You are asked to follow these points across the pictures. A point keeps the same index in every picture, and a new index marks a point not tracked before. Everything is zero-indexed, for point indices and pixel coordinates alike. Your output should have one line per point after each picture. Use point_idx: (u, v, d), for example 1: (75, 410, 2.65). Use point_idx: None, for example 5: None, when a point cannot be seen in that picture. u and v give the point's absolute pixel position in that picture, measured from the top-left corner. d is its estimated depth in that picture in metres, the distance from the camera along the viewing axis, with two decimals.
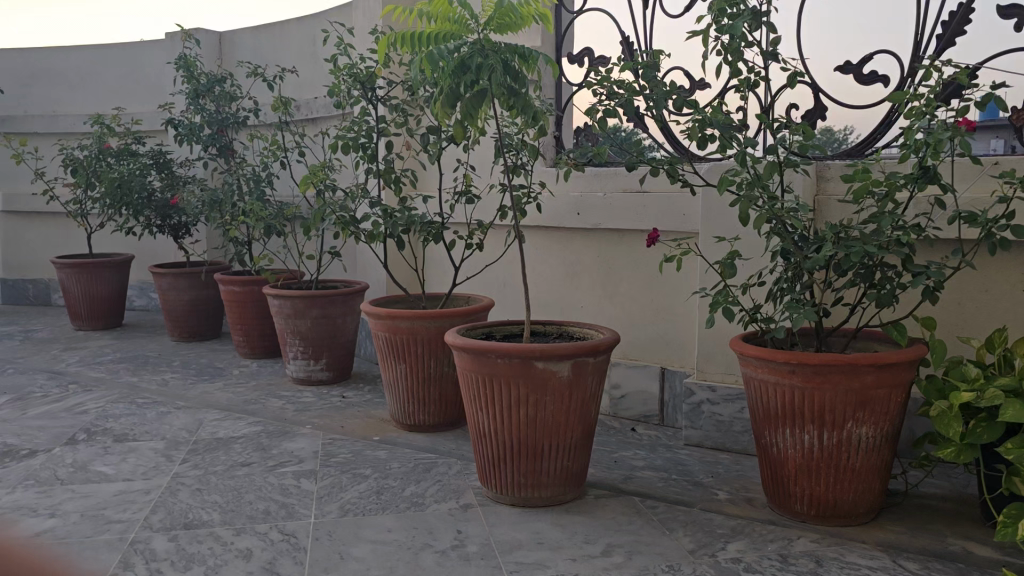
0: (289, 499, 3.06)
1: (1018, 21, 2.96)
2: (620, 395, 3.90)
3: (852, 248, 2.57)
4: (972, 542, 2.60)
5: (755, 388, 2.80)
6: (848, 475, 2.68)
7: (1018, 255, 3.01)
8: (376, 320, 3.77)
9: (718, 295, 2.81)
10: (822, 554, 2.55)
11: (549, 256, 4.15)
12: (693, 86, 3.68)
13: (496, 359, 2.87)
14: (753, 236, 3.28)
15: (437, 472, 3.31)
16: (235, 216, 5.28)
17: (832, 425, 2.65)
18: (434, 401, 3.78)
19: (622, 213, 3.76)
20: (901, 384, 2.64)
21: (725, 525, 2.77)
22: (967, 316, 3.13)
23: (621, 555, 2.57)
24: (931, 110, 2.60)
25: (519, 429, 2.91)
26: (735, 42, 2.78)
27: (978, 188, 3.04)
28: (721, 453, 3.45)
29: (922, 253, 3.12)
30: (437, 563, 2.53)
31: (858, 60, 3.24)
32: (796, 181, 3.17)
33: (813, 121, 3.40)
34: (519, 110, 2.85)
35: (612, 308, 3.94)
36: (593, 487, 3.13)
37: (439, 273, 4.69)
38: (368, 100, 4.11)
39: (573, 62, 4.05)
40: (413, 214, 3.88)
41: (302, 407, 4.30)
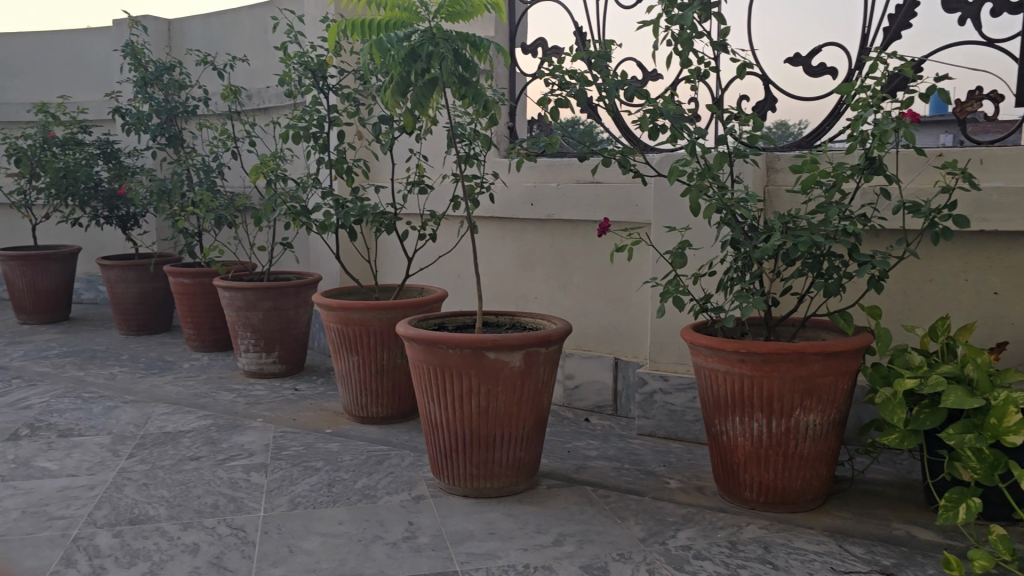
0: (238, 493, 3.01)
1: (962, 15, 3.02)
2: (574, 384, 3.91)
3: (799, 238, 2.60)
4: (915, 526, 2.65)
5: (705, 377, 2.82)
6: (797, 462, 2.71)
7: (961, 244, 3.08)
8: (329, 311, 3.73)
9: (668, 284, 2.81)
10: (770, 540, 2.58)
11: (503, 246, 4.14)
12: (645, 77, 3.68)
13: (447, 349, 2.85)
14: (703, 226, 3.31)
15: (389, 464, 3.28)
16: (185, 206, 5.18)
17: (780, 413, 2.68)
18: (388, 393, 3.75)
19: (575, 203, 3.76)
20: (847, 372, 2.68)
21: (676, 513, 2.80)
22: (911, 305, 3.19)
23: (572, 544, 2.58)
24: (876, 102, 2.63)
25: (471, 420, 2.90)
26: (686, 33, 2.78)
27: (923, 180, 3.09)
28: (673, 442, 3.47)
29: (867, 243, 3.17)
30: (387, 555, 2.52)
31: (807, 53, 3.28)
32: (745, 172, 3.20)
33: (764, 113, 3.43)
34: (471, 100, 2.82)
35: (565, 299, 3.95)
36: (546, 477, 3.14)
37: (392, 263, 4.66)
38: (320, 90, 4.03)
39: (527, 52, 4.04)
40: (366, 204, 3.84)
41: (253, 401, 4.24)
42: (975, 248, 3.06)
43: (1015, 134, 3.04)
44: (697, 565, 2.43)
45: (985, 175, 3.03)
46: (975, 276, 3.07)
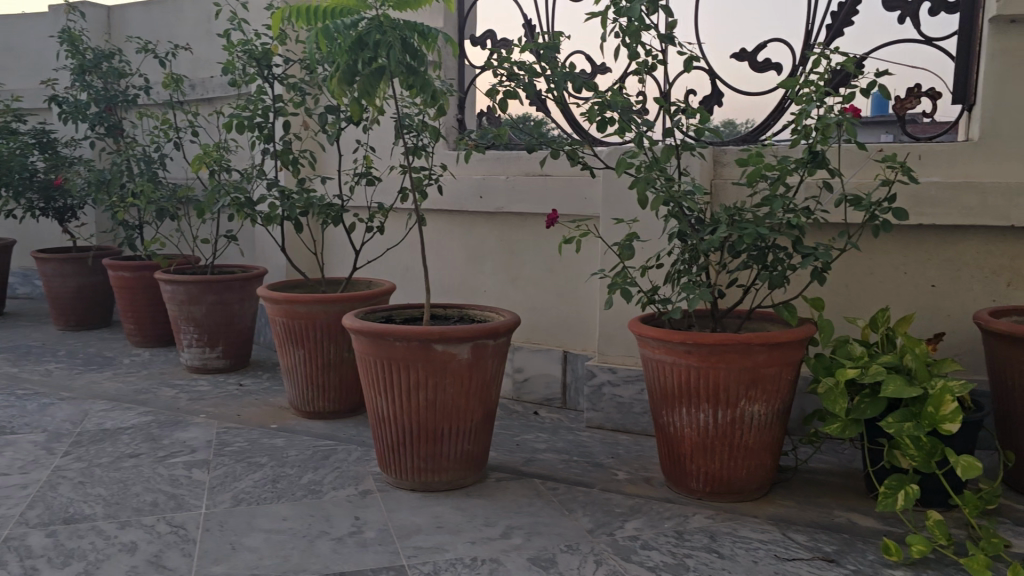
0: (179, 490, 2.94)
1: (901, 14, 3.09)
2: (523, 378, 3.91)
3: (745, 230, 2.62)
4: (856, 514, 2.70)
5: (652, 368, 2.83)
6: (742, 452, 2.74)
7: (901, 236, 3.15)
8: (274, 305, 3.66)
9: (616, 276, 2.81)
10: (715, 530, 2.60)
11: (451, 239, 4.11)
12: (594, 70, 3.69)
13: (394, 342, 2.81)
14: (651, 218, 3.33)
15: (336, 459, 3.24)
16: (124, 197, 5.04)
17: (726, 404, 2.70)
18: (334, 387, 3.70)
19: (524, 196, 3.75)
20: (791, 362, 2.71)
21: (624, 504, 2.81)
22: (853, 297, 3.25)
23: (520, 536, 2.57)
24: (818, 96, 2.67)
25: (418, 413, 2.87)
26: (633, 25, 2.79)
27: (863, 174, 3.15)
28: (621, 434, 3.49)
29: (810, 236, 3.22)
30: (332, 550, 2.48)
31: (752, 48, 3.32)
32: (692, 165, 3.22)
33: (711, 108, 3.46)
34: (419, 90, 2.78)
35: (514, 292, 3.94)
36: (494, 470, 3.12)
37: (339, 256, 4.60)
38: (264, 79, 3.94)
39: (476, 44, 4.01)
40: (312, 195, 3.78)
41: (195, 396, 4.14)
42: (913, 241, 3.13)
43: (949, 133, 3.17)
44: (644, 555, 2.44)
45: (923, 170, 3.10)
46: (913, 268, 3.15)
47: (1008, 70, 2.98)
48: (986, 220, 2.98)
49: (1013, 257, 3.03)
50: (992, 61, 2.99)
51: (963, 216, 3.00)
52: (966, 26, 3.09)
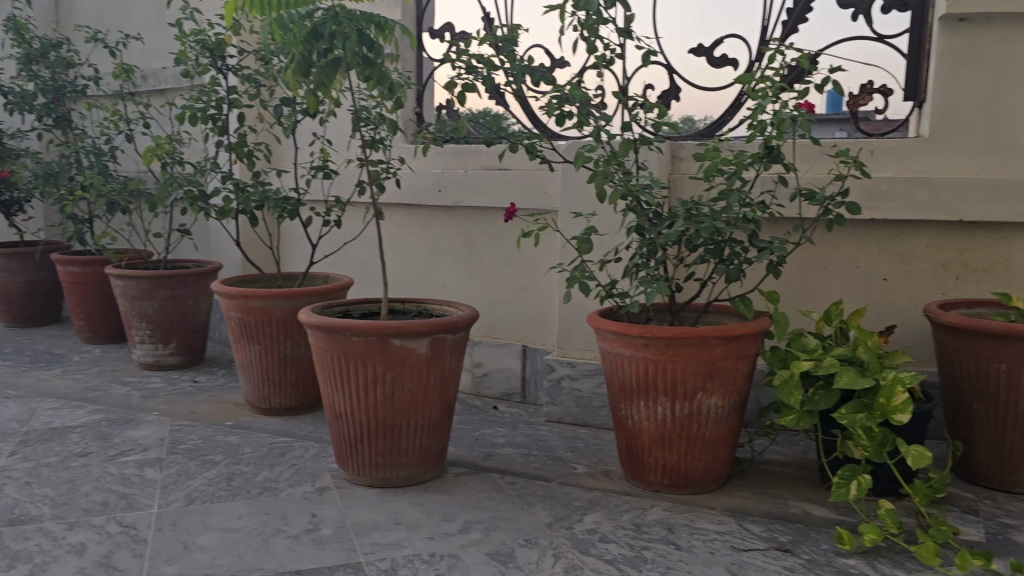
0: (130, 490, 2.87)
1: (854, 11, 3.13)
2: (482, 372, 3.90)
3: (702, 224, 2.64)
4: (810, 504, 2.74)
5: (611, 362, 2.84)
6: (700, 445, 2.76)
7: (854, 231, 3.20)
8: (229, 300, 3.60)
9: (575, 270, 2.80)
10: (673, 522, 2.62)
11: (410, 233, 4.08)
12: (553, 64, 3.68)
13: (350, 337, 2.78)
14: (610, 212, 3.33)
15: (293, 456, 3.20)
16: (73, 190, 4.92)
17: (683, 396, 2.72)
18: (291, 383, 3.65)
19: (483, 190, 3.73)
20: (747, 355, 2.74)
21: (583, 497, 2.82)
22: (807, 291, 3.29)
23: (479, 531, 2.56)
24: (773, 92, 2.69)
25: (376, 409, 2.84)
26: (591, 19, 2.79)
27: (817, 169, 3.19)
28: (580, 428, 3.50)
29: (766, 230, 3.25)
30: (288, 548, 2.44)
31: (709, 43, 3.34)
32: (650, 159, 3.23)
33: (669, 103, 3.48)
34: (376, 82, 2.76)
35: (473, 286, 3.92)
36: (453, 465, 3.11)
37: (296, 250, 4.54)
38: (218, 69, 3.86)
39: (434, 37, 3.98)
40: (267, 189, 3.72)
41: (148, 393, 4.06)
42: (866, 235, 3.18)
43: (900, 130, 3.23)
44: (602, 548, 2.44)
45: (875, 165, 3.15)
46: (866, 262, 3.20)
47: (957, 68, 3.05)
48: (936, 214, 3.04)
49: (962, 251, 3.10)
50: (941, 59, 3.05)
51: (914, 211, 3.05)
52: (917, 24, 3.15)
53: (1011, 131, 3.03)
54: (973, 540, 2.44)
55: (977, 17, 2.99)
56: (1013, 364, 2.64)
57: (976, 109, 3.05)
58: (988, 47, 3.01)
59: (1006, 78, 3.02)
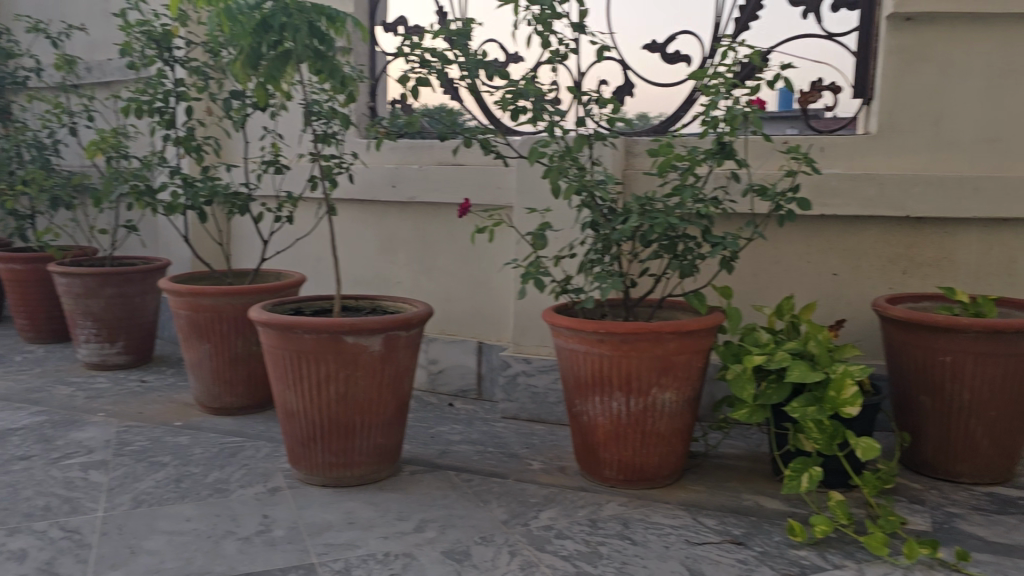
0: (74, 493, 2.79)
1: (805, 9, 3.17)
2: (437, 369, 3.87)
3: (656, 219, 2.65)
4: (763, 497, 2.77)
5: (566, 358, 2.84)
6: (654, 439, 2.77)
7: (805, 227, 3.23)
8: (177, 297, 3.52)
9: (530, 266, 2.79)
10: (628, 517, 2.63)
11: (364, 229, 4.03)
12: (507, 59, 3.66)
13: (302, 334, 2.73)
14: (564, 208, 3.33)
15: (244, 456, 3.14)
16: (14, 184, 4.77)
17: (638, 392, 2.72)
18: (243, 382, 3.58)
19: (437, 186, 3.70)
20: (701, 349, 2.75)
21: (538, 494, 2.81)
22: (760, 286, 3.32)
23: (434, 530, 2.53)
24: (726, 88, 2.71)
25: (329, 407, 2.80)
26: (545, 14, 2.78)
27: (769, 165, 3.23)
28: (536, 424, 3.49)
29: (719, 226, 3.28)
30: (239, 550, 2.40)
31: (663, 40, 3.36)
32: (605, 155, 3.24)
33: (623, 98, 3.49)
34: (327, 76, 2.73)
35: (428, 283, 3.89)
36: (408, 463, 3.08)
37: (247, 247, 4.46)
38: (165, 61, 3.76)
39: (387, 31, 3.94)
40: (216, 183, 3.64)
41: (93, 394, 3.95)
42: (816, 231, 3.23)
43: (849, 127, 3.28)
44: (558, 544, 2.44)
45: (825, 161, 3.19)
46: (817, 257, 3.25)
47: (904, 67, 3.10)
48: (884, 210, 3.10)
49: (908, 246, 3.17)
50: (889, 57, 3.10)
51: (863, 207, 3.11)
52: (866, 23, 3.20)
53: (955, 129, 3.11)
54: (919, 529, 2.49)
55: (923, 16, 3.04)
56: (958, 356, 2.70)
57: (922, 107, 3.11)
58: (935, 45, 3.07)
59: (950, 77, 3.08)
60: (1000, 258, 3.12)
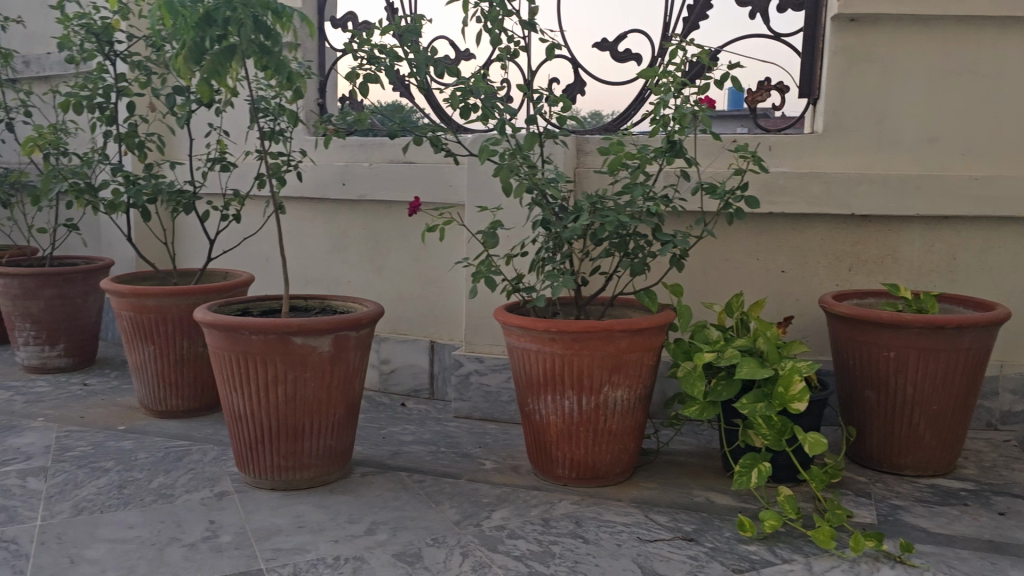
0: (11, 502, 2.70)
1: (752, 9, 3.20)
2: (389, 369, 3.84)
3: (606, 218, 2.65)
4: (714, 493, 2.79)
5: (518, 357, 2.83)
6: (606, 437, 2.78)
7: (753, 225, 3.27)
8: (120, 298, 3.43)
9: (481, 265, 2.77)
10: (581, 515, 2.63)
11: (314, 227, 3.97)
12: (458, 56, 3.63)
13: (249, 336, 2.68)
14: (515, 206, 3.32)
15: (190, 460, 3.07)
16: None
17: (590, 390, 2.73)
18: (189, 384, 3.50)
19: (388, 183, 3.66)
20: (652, 347, 2.76)
21: (491, 493, 2.80)
22: (710, 284, 3.34)
23: (385, 532, 2.51)
24: (675, 87, 2.72)
25: (277, 409, 2.74)
26: (495, 11, 2.76)
27: (718, 164, 3.25)
28: (488, 423, 3.48)
29: (669, 224, 3.30)
30: (184, 557, 2.34)
31: (613, 38, 3.36)
32: (556, 153, 3.24)
33: (573, 96, 3.48)
34: (274, 71, 2.67)
35: (379, 282, 3.85)
36: (359, 465, 3.04)
37: (193, 246, 4.36)
38: (105, 56, 3.65)
39: (336, 26, 3.88)
40: (160, 181, 3.55)
41: (33, 398, 3.83)
42: (764, 229, 3.26)
43: (796, 126, 3.32)
44: (510, 544, 2.43)
45: (773, 160, 3.23)
46: (765, 254, 3.28)
47: (849, 67, 3.15)
48: (830, 208, 3.15)
49: (854, 244, 3.22)
50: (835, 57, 3.15)
51: (810, 205, 3.15)
52: (812, 24, 3.24)
53: (897, 128, 3.17)
54: (865, 522, 2.53)
55: (866, 17, 3.10)
56: (902, 351, 2.75)
57: (866, 106, 3.17)
58: (878, 46, 3.13)
59: (893, 77, 3.14)
60: (942, 255, 3.19)
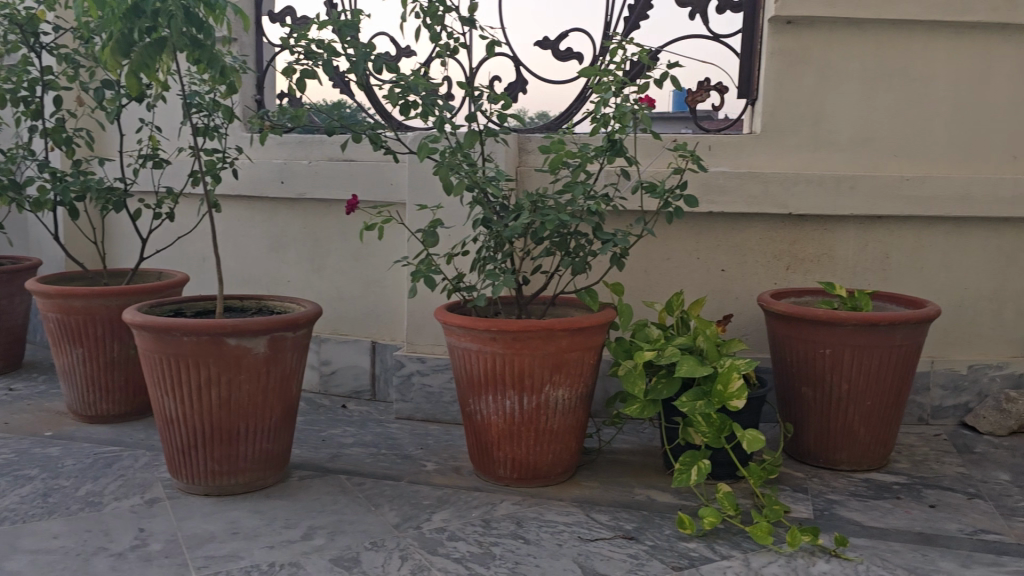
0: None
1: (692, 10, 3.22)
2: (330, 370, 3.77)
3: (547, 217, 2.64)
4: (655, 491, 2.80)
5: (459, 357, 2.80)
6: (548, 437, 2.77)
7: (693, 223, 3.29)
8: (46, 299, 3.30)
9: (421, 264, 2.73)
10: (522, 515, 2.61)
11: (251, 226, 3.88)
12: (399, 53, 3.59)
13: (181, 337, 2.60)
14: (456, 205, 3.29)
15: (120, 467, 2.97)
16: None
17: (531, 390, 2.71)
18: (120, 388, 3.39)
19: (328, 181, 3.60)
20: (593, 346, 2.76)
21: (432, 495, 2.76)
22: (651, 282, 3.35)
23: (322, 537, 2.45)
24: (616, 86, 2.72)
25: (210, 413, 2.67)
26: (435, 7, 2.73)
27: (658, 164, 3.27)
28: (431, 424, 3.44)
29: (611, 222, 3.30)
30: (111, 567, 2.26)
31: (555, 37, 3.36)
32: (498, 152, 3.22)
33: (515, 95, 3.47)
34: (206, 65, 2.59)
35: (319, 281, 3.78)
36: (297, 468, 2.98)
37: (126, 245, 4.23)
38: (31, 48, 3.51)
39: (274, 21, 3.80)
40: (89, 178, 3.43)
41: None
42: (705, 227, 3.29)
43: (736, 126, 3.36)
44: (450, 546, 2.40)
45: (713, 160, 3.25)
46: (705, 253, 3.31)
47: (786, 68, 3.19)
48: (768, 208, 3.19)
49: (791, 243, 3.27)
50: (773, 58, 3.19)
51: (748, 204, 3.18)
52: (750, 26, 3.28)
53: (832, 129, 3.22)
54: (802, 517, 2.57)
55: (802, 19, 3.14)
56: (836, 348, 2.80)
57: (803, 107, 3.21)
58: (814, 48, 3.18)
59: (828, 78, 3.19)
60: (875, 254, 3.25)
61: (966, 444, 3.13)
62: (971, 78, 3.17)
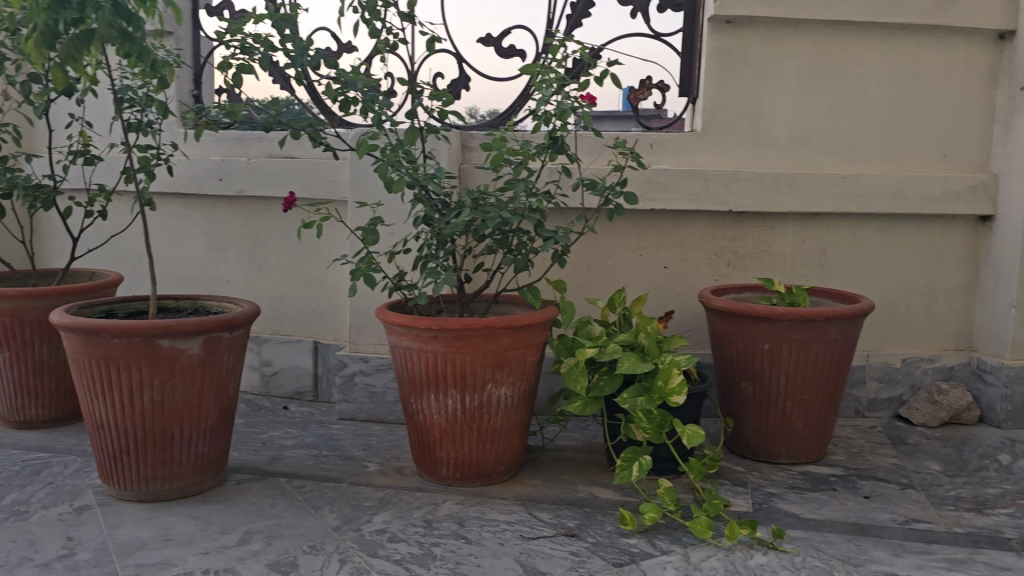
0: None
1: (633, 8, 3.24)
2: (271, 371, 3.70)
3: (488, 214, 2.62)
4: (597, 488, 2.80)
5: (400, 356, 2.76)
6: (490, 435, 2.75)
7: (635, 220, 3.30)
8: None
9: (361, 262, 2.69)
10: (464, 515, 2.59)
11: (188, 224, 3.79)
12: (340, 49, 3.54)
13: (111, 339, 2.52)
14: (397, 203, 3.26)
15: (49, 474, 2.87)
16: None
17: (473, 388, 2.69)
18: (50, 392, 3.29)
19: (267, 179, 3.54)
20: (535, 344, 2.75)
21: (373, 497, 2.73)
22: (594, 279, 3.36)
23: (259, 541, 2.40)
24: (557, 83, 2.71)
25: (143, 416, 2.59)
26: (373, 1, 2.69)
27: (600, 161, 3.28)
28: (374, 424, 3.41)
29: (553, 220, 3.30)
30: None
31: (497, 34, 3.34)
32: (440, 149, 3.19)
33: (458, 92, 3.45)
34: (137, 58, 2.51)
35: (259, 280, 3.71)
36: (235, 472, 2.92)
37: (57, 244, 4.10)
38: None
39: (211, 15, 3.72)
40: (16, 175, 3.31)
41: None
42: (647, 224, 3.30)
43: (677, 125, 3.38)
44: (390, 548, 2.37)
45: (654, 158, 3.26)
46: (647, 250, 3.32)
47: (726, 67, 3.22)
48: (709, 205, 3.21)
49: (731, 240, 3.31)
50: (712, 57, 3.21)
51: (689, 201, 3.21)
52: (691, 25, 3.30)
53: (771, 128, 3.26)
54: (741, 511, 2.59)
55: (741, 19, 3.17)
56: (775, 344, 2.83)
57: (742, 106, 3.25)
58: (753, 48, 3.21)
59: (767, 78, 3.23)
60: (812, 250, 3.31)
61: (900, 436, 3.20)
62: (903, 79, 3.24)
